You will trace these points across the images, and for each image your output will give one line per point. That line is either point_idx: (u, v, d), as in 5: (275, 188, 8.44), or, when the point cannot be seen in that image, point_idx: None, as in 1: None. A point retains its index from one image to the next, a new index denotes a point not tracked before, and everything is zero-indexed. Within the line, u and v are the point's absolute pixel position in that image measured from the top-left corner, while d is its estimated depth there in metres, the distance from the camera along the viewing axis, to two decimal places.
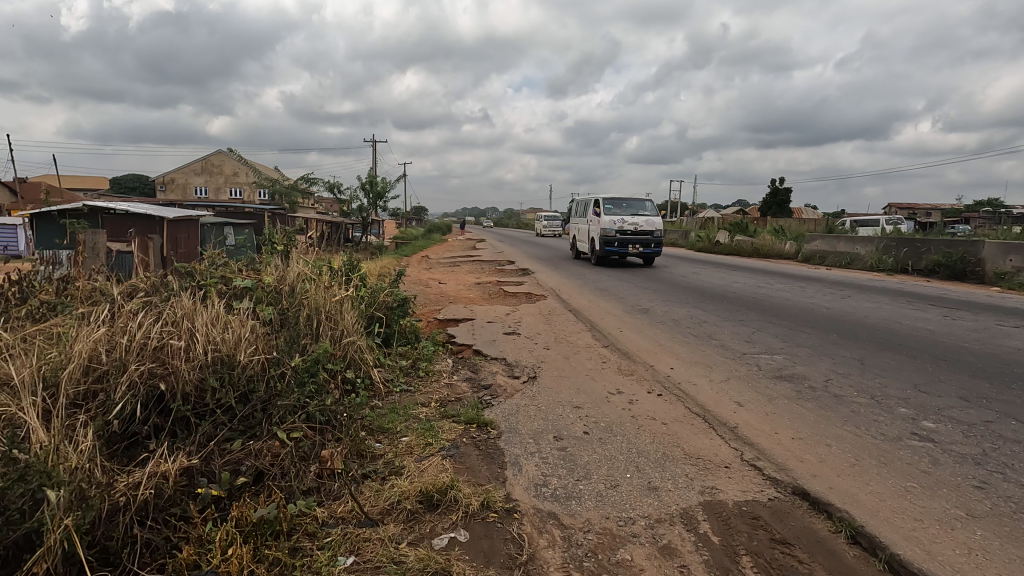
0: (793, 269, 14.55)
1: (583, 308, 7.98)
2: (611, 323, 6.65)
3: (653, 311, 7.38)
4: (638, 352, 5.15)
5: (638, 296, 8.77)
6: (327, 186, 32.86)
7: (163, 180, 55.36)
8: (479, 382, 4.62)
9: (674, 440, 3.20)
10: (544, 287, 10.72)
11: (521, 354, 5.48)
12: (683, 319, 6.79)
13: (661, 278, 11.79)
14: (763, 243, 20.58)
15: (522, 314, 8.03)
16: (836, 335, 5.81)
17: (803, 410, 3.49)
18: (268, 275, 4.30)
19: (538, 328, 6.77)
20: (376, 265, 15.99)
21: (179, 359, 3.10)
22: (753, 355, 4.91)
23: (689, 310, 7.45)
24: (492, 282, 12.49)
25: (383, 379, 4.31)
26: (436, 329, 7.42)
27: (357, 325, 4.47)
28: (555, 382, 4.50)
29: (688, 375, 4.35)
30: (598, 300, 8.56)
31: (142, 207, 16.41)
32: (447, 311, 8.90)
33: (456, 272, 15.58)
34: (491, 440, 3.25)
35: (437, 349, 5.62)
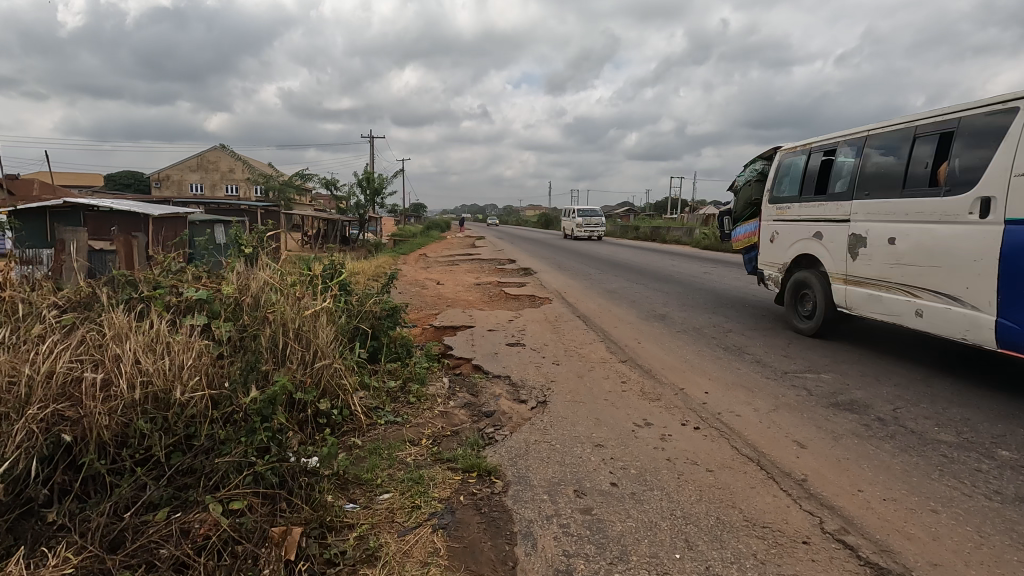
0: None
1: (593, 314, 7.29)
2: (627, 333, 5.97)
3: (671, 318, 6.70)
4: (663, 371, 4.47)
5: (653, 301, 8.09)
6: (323, 182, 32.13)
7: (158, 177, 54.68)
8: (480, 409, 3.93)
9: (727, 499, 2.53)
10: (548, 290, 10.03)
11: (528, 371, 4.81)
12: (706, 327, 6.11)
13: (672, 279, 11.12)
14: None
15: (527, 319, 7.34)
16: (885, 348, 5.12)
17: (883, 456, 2.81)
18: (227, 285, 3.60)
19: (545, 338, 6.08)
20: (371, 265, 15.31)
21: (96, 398, 2.42)
22: (798, 375, 4.22)
23: (711, 316, 6.76)
24: (493, 283, 11.81)
25: (366, 408, 3.62)
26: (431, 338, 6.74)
27: (335, 344, 3.77)
28: (569, 410, 3.82)
29: (728, 402, 3.67)
30: (609, 305, 7.88)
31: (126, 205, 15.72)
32: (445, 317, 8.21)
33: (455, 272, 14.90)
34: (495, 498, 2.57)
35: (433, 366, 4.92)
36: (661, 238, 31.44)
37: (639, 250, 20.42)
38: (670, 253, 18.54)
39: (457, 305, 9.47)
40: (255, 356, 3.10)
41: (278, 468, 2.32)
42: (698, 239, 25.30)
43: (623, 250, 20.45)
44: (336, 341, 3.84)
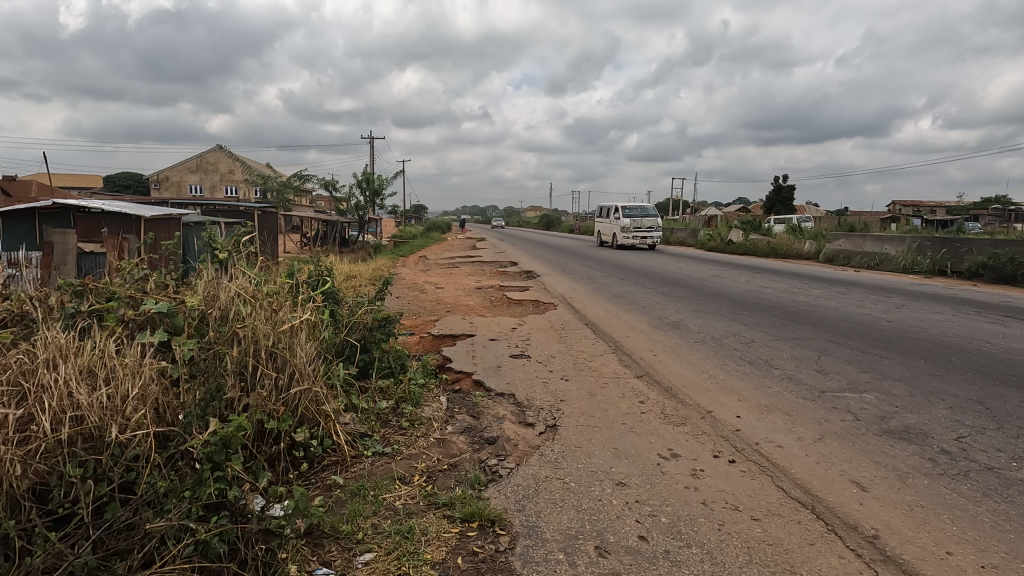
0: (820, 272, 13.50)
1: (602, 321, 6.83)
2: (642, 343, 5.51)
3: (686, 327, 6.25)
4: (686, 390, 4.01)
5: (666, 307, 7.62)
6: (322, 183, 31.71)
7: (157, 178, 54.40)
8: (481, 435, 3.48)
9: (783, 560, 2.08)
10: (553, 294, 9.57)
11: (534, 388, 4.36)
12: (727, 337, 5.65)
13: (681, 284, 10.67)
14: (780, 243, 19.51)
15: (532, 327, 6.88)
16: (927, 361, 4.65)
17: (964, 504, 2.35)
18: (193, 295, 3.13)
19: (552, 349, 5.62)
20: (369, 269, 14.86)
21: (11, 441, 1.98)
22: (837, 395, 3.78)
23: (730, 324, 6.29)
24: (494, 288, 11.37)
25: (352, 437, 3.17)
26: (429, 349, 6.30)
27: (317, 363, 3.32)
28: (582, 436, 3.37)
29: (764, 429, 3.20)
30: (619, 312, 7.42)
31: (116, 207, 15.29)
32: (444, 324, 7.76)
33: (455, 275, 14.47)
34: (501, 558, 2.12)
35: (429, 382, 4.47)
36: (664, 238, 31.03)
37: (643, 251, 19.95)
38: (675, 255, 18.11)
39: (457, 311, 9.03)
40: (218, 383, 2.65)
41: (228, 533, 1.97)
42: (703, 240, 24.85)
43: (626, 252, 19.99)
44: (318, 359, 3.39)
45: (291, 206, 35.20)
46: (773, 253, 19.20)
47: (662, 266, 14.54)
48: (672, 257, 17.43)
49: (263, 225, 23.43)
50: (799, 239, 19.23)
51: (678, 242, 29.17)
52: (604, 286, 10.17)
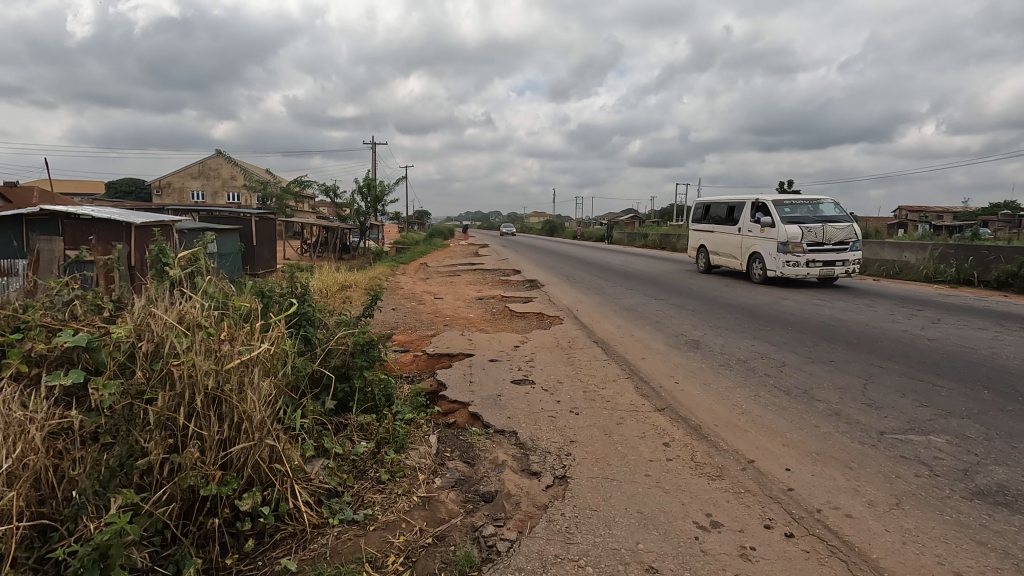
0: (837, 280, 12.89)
1: (613, 339, 6.25)
2: (658, 366, 4.94)
3: (705, 346, 5.67)
4: (718, 430, 3.42)
5: (682, 322, 7.03)
6: (323, 189, 31.28)
7: (160, 184, 54.27)
8: (475, 489, 2.90)
9: None
10: (558, 306, 8.98)
11: (539, 424, 3.78)
12: (753, 359, 5.07)
13: (693, 294, 10.07)
14: None
15: (536, 344, 6.30)
16: (990, 392, 4.04)
17: None
18: (123, 323, 2.54)
19: (558, 372, 5.04)
20: (366, 278, 14.33)
21: None
22: (901, 440, 3.17)
23: (755, 344, 5.71)
24: (496, 299, 10.81)
25: (316, 498, 2.59)
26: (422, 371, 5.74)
27: (274, 406, 2.75)
28: (598, 493, 2.79)
29: (820, 487, 2.61)
30: (631, 327, 6.83)
31: (107, 214, 14.87)
32: (441, 340, 7.20)
33: (456, 285, 13.95)
34: None
35: (417, 417, 3.90)
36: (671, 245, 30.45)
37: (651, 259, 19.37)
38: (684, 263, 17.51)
39: (456, 325, 8.50)
40: (119, 448, 2.15)
41: None
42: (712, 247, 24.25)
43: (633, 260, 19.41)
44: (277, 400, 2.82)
45: (292, 213, 34.81)
46: None
47: (672, 276, 13.93)
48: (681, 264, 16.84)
49: (261, 231, 22.97)
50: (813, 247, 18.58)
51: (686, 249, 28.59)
52: (612, 298, 9.58)
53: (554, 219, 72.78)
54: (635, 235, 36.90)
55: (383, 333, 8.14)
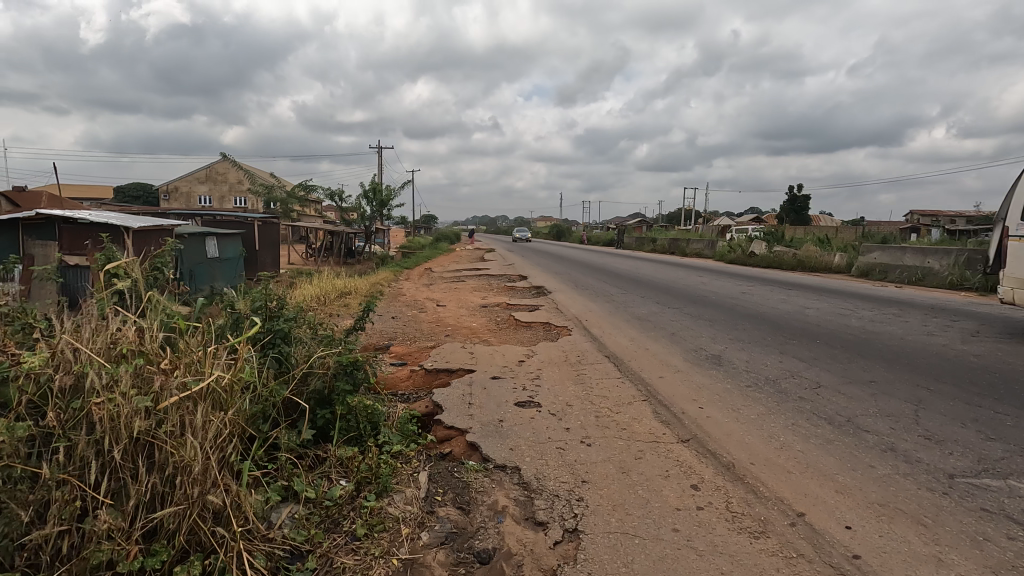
0: (857, 288, 12.35)
1: (626, 353, 5.75)
2: (676, 387, 4.44)
3: (727, 363, 5.17)
4: (754, 469, 2.93)
5: (699, 334, 6.54)
6: (328, 193, 31.02)
7: (168, 189, 54.55)
8: (469, 546, 2.43)
9: None
10: (566, 316, 8.49)
11: (545, 459, 3.30)
12: (783, 379, 4.57)
13: (708, 303, 9.56)
14: (807, 255, 18.34)
15: (542, 359, 5.81)
16: None
17: None
18: (42, 349, 2.07)
19: (566, 393, 4.56)
20: (367, 284, 13.93)
21: None
22: (977, 486, 2.66)
23: (782, 360, 5.20)
24: (500, 306, 10.37)
25: (273, 565, 2.15)
26: (418, 390, 5.28)
27: (228, 448, 2.29)
28: (616, 554, 2.31)
29: (885, 554, 2.14)
30: (645, 340, 6.33)
31: (104, 218, 14.58)
32: (441, 352, 6.74)
33: (460, 291, 13.54)
34: None
35: (407, 449, 3.43)
36: (680, 250, 29.96)
37: (661, 265, 18.86)
38: (695, 269, 16.95)
39: (457, 335, 8.03)
40: (13, 515, 1.73)
41: None
42: (723, 252, 23.71)
43: (644, 265, 18.91)
44: (233, 440, 2.37)
45: (297, 217, 34.59)
46: (800, 267, 17.99)
47: (684, 282, 13.42)
48: (693, 271, 16.27)
49: (264, 236, 22.66)
50: (828, 253, 18.00)
51: (695, 254, 28.04)
52: (623, 307, 9.08)
53: (562, 223, 72.33)
54: (643, 240, 36.39)
55: (379, 344, 7.68)
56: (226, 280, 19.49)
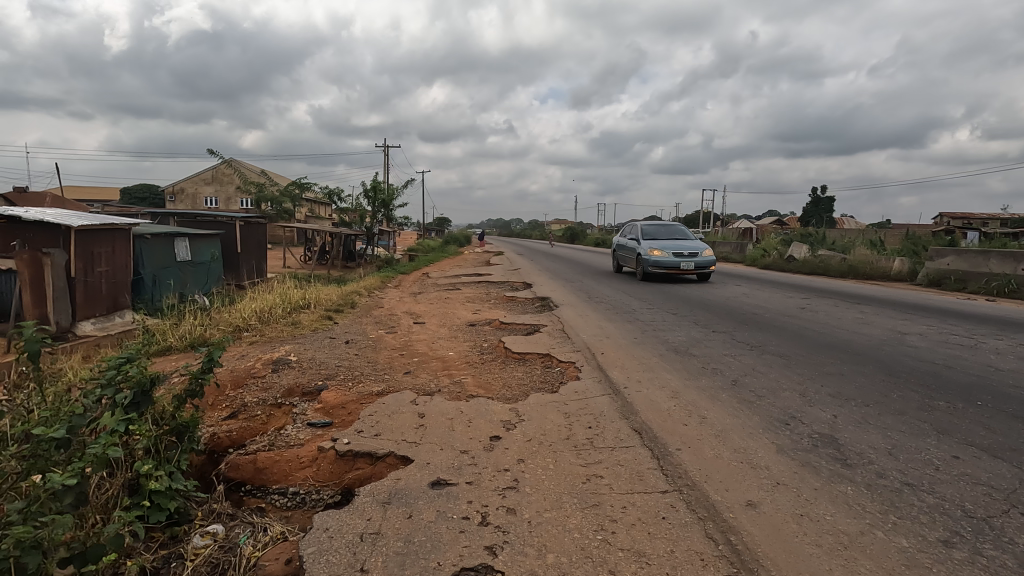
0: (941, 302, 9.89)
1: (670, 428, 3.43)
2: (791, 543, 2.14)
3: (860, 462, 2.86)
4: None
5: (778, 388, 4.21)
6: (325, 192, 29.02)
7: (173, 190, 53.50)
8: None
9: None
10: (574, 345, 6.18)
11: None
12: (1006, 523, 2.25)
13: (764, 326, 7.18)
14: (859, 260, 15.82)
15: (529, 435, 3.51)
16: None
17: None
18: None
19: (561, 546, 2.26)
20: (343, 293, 11.83)
21: None
22: None
23: (963, 459, 2.87)
24: (490, 326, 8.12)
25: None
26: (302, 515, 3.08)
27: None
28: None
29: None
30: (696, 397, 4.01)
31: (42, 214, 12.56)
32: (377, 411, 4.26)
33: (450, 302, 11.36)
34: None
35: None
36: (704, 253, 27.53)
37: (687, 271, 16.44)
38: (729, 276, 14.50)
39: (422, 372, 5.77)
40: None
41: None
42: (754, 256, 21.21)
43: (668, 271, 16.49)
44: None
45: (296, 217, 32.78)
46: (852, 274, 15.48)
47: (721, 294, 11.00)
48: (727, 279, 13.87)
49: (248, 237, 20.66)
50: (885, 258, 15.47)
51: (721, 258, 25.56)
52: (650, 331, 6.75)
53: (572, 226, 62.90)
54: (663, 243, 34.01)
55: (308, 390, 5.44)
56: (199, 285, 17.49)
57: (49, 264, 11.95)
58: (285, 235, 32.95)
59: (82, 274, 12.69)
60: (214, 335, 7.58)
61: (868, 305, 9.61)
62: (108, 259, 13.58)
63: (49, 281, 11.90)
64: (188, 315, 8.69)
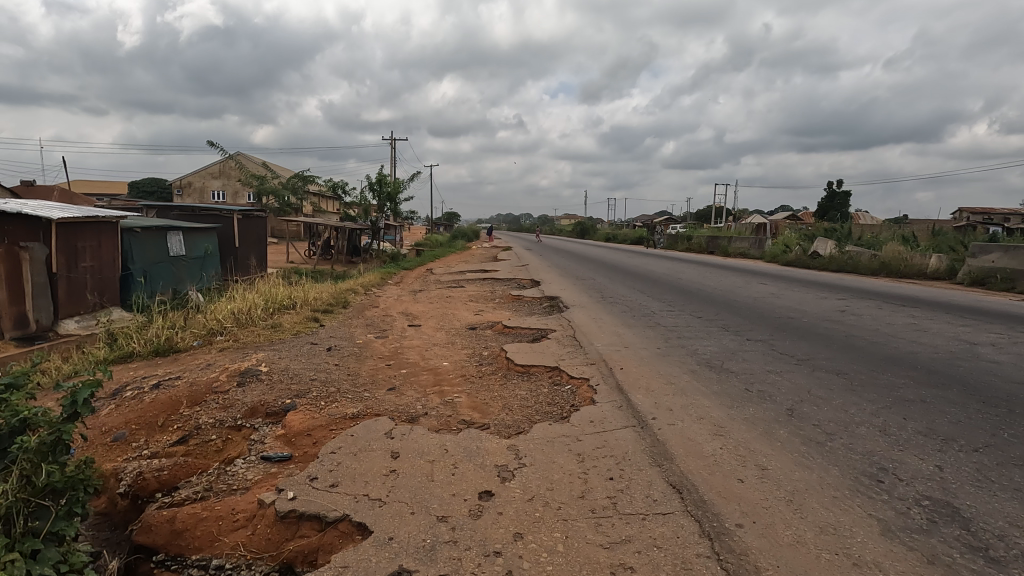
0: (997, 305, 8.85)
1: (722, 485, 2.55)
2: None
3: (1011, 557, 1.96)
4: None
5: (850, 423, 3.30)
6: (329, 184, 28.24)
7: (181, 184, 53.18)
8: None
9: None
10: (588, 356, 5.27)
11: None
12: None
13: (808, 333, 6.21)
14: (892, 257, 14.69)
15: (530, 492, 2.64)
16: None
17: None
18: None
19: None
20: (338, 291, 11.03)
21: None
22: None
23: None
24: (492, 331, 7.23)
25: None
26: None
27: None
28: None
29: None
30: (747, 435, 3.12)
31: (20, 205, 11.79)
32: (343, 445, 3.38)
33: (452, 302, 10.49)
34: None
35: None
36: (720, 249, 26.46)
37: (705, 268, 15.45)
38: (751, 275, 13.50)
39: (408, 388, 4.92)
40: None
41: None
42: (775, 252, 20.12)
43: (686, 268, 15.49)
44: None
45: (300, 212, 32.08)
46: (884, 271, 14.41)
47: (746, 294, 10.02)
48: (750, 278, 12.89)
49: (247, 231, 19.97)
50: (920, 254, 14.37)
51: (738, 253, 24.44)
52: (675, 340, 5.84)
53: (584, 223, 61.39)
54: (677, 238, 32.89)
55: (273, 409, 4.62)
56: (194, 281, 16.72)
57: (27, 259, 11.24)
58: (290, 229, 32.25)
59: (64, 269, 11.91)
60: (184, 340, 6.78)
61: (915, 307, 8.57)
62: (94, 254, 12.76)
63: (27, 277, 11.23)
64: (161, 315, 7.88)
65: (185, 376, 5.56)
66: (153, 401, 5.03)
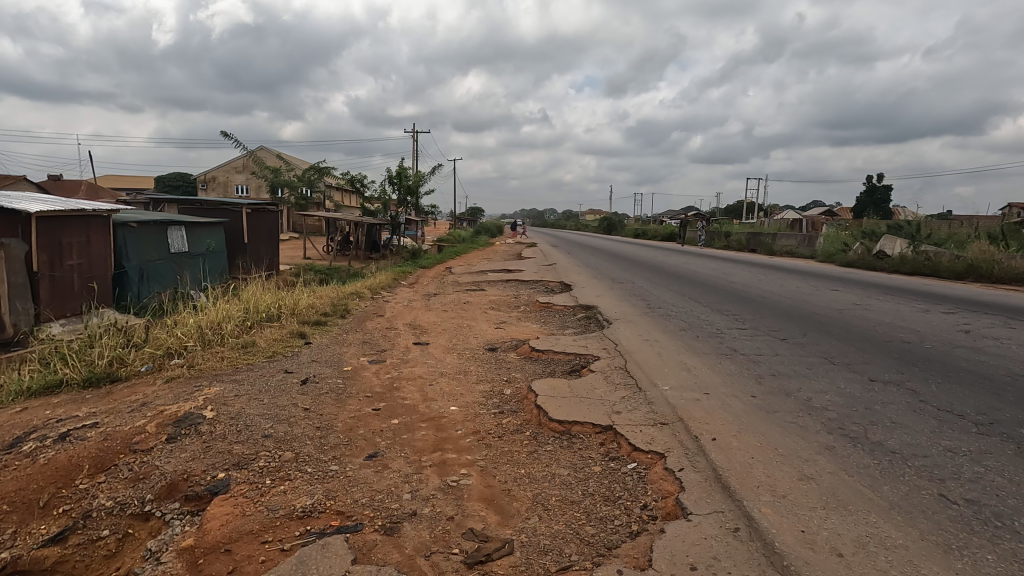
0: None
1: None
2: None
3: None
4: None
5: None
6: (347, 178, 27.03)
7: (204, 179, 52.86)
8: None
9: None
10: (653, 410, 3.67)
11: None
12: None
13: (952, 371, 4.50)
14: (979, 257, 12.71)
15: None
16: None
17: None
18: None
19: None
20: (339, 295, 9.59)
21: None
22: None
23: None
24: (517, 355, 5.67)
25: None
26: None
27: None
28: None
29: None
30: None
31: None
32: None
33: (471, 310, 8.97)
34: None
35: None
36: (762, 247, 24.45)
37: (758, 270, 13.61)
38: (817, 279, 11.64)
39: (393, 458, 3.38)
40: None
41: None
42: (831, 251, 18.12)
43: (736, 270, 13.65)
44: None
45: (318, 206, 30.99)
46: (972, 275, 12.36)
47: (823, 304, 8.26)
48: (817, 282, 11.05)
49: (257, 227, 18.85)
50: (1013, 254, 12.38)
51: (786, 252, 22.31)
52: (771, 382, 4.19)
53: (611, 219, 59.45)
54: (715, 236, 30.69)
55: (197, 491, 3.17)
56: (197, 280, 15.56)
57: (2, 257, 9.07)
58: (308, 225, 31.04)
59: (47, 267, 9.76)
60: (131, 364, 5.39)
61: None
62: (82, 251, 10.63)
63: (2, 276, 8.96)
64: (115, 327, 6.45)
65: (105, 423, 4.14)
66: (45, 467, 3.60)
